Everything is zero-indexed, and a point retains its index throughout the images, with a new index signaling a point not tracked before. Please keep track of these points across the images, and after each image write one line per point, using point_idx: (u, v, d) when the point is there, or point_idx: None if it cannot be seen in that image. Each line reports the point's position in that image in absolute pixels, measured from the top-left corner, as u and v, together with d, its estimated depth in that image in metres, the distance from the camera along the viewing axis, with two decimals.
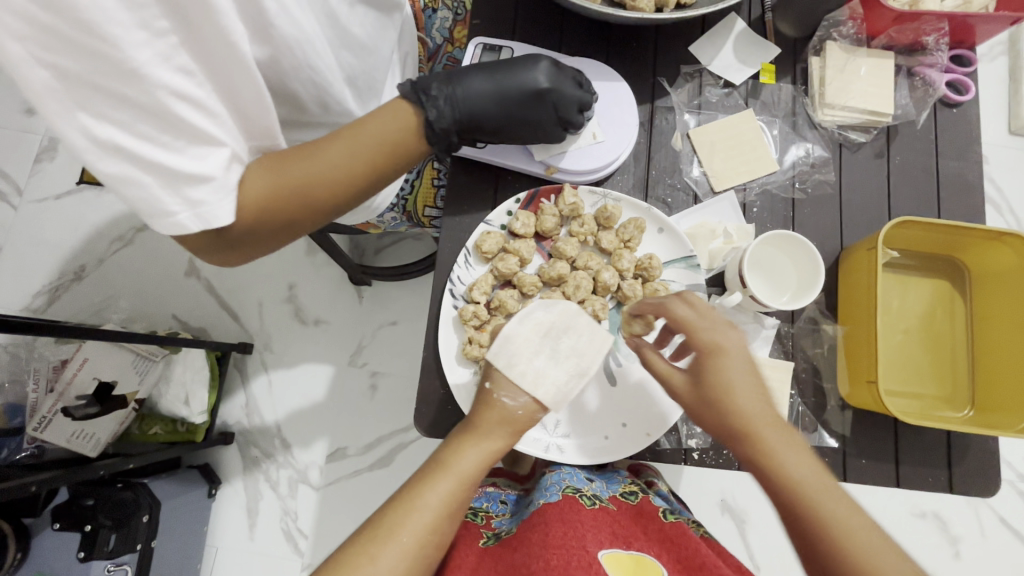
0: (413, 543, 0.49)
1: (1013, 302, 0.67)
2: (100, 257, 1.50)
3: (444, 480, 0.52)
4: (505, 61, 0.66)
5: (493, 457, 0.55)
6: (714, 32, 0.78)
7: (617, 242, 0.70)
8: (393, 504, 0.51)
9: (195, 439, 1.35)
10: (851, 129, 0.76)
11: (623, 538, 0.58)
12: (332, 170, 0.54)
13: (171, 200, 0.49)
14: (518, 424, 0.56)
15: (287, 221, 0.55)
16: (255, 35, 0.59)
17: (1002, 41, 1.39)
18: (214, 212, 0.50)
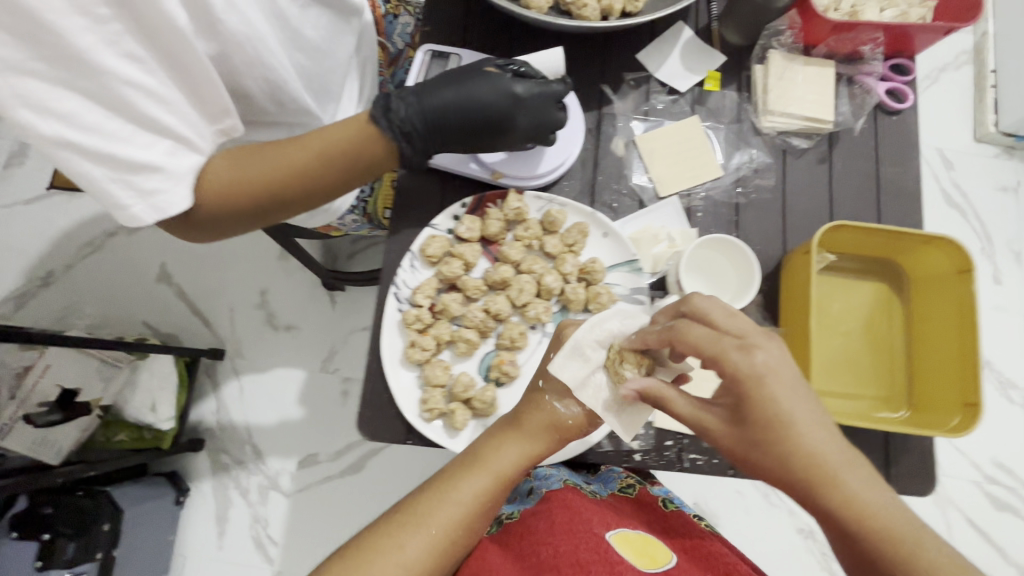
0: (442, 531, 0.56)
1: (944, 303, 0.68)
2: (69, 262, 1.49)
3: (480, 475, 0.59)
4: (476, 75, 0.64)
5: (529, 458, 0.60)
6: (661, 40, 0.79)
7: (561, 246, 0.71)
8: (432, 494, 0.58)
9: (163, 447, 1.32)
10: (793, 135, 0.77)
11: (628, 520, 0.67)
12: (292, 163, 0.57)
13: (122, 193, 0.51)
14: (562, 432, 0.61)
15: (247, 209, 0.57)
16: (201, 28, 0.57)
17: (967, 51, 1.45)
18: (169, 200, 0.53)
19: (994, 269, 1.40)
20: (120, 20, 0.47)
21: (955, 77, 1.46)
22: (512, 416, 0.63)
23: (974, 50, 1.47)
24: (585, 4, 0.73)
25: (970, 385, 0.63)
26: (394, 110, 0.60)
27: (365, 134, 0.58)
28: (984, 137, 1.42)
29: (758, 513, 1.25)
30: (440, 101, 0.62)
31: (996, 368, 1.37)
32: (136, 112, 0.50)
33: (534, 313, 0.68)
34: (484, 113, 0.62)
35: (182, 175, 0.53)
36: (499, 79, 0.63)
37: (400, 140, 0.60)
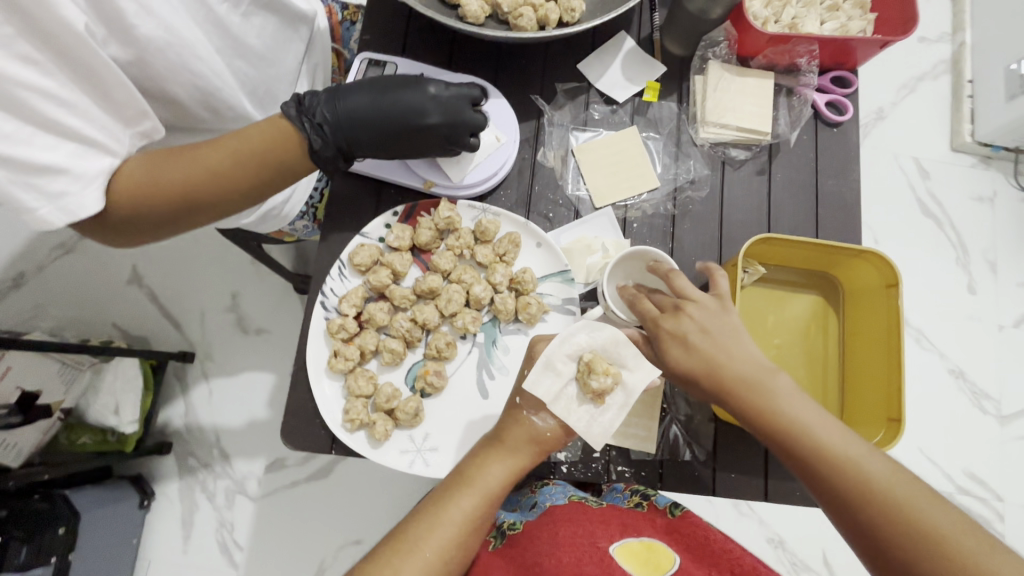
0: (435, 556, 0.55)
1: (872, 318, 0.68)
2: (40, 264, 1.43)
3: (468, 495, 0.58)
4: (394, 81, 0.67)
5: (516, 473, 0.60)
6: (603, 49, 0.79)
7: (492, 256, 0.71)
8: (420, 517, 0.57)
9: (126, 450, 1.27)
10: (732, 146, 0.77)
11: (633, 526, 0.63)
12: (210, 169, 0.56)
13: (29, 196, 0.51)
14: (544, 445, 0.61)
15: (163, 214, 0.56)
16: (116, 34, 0.57)
17: (944, 60, 1.43)
18: (78, 203, 0.52)
19: (969, 279, 1.35)
20: (11, 24, 0.47)
21: (933, 88, 1.44)
22: (494, 432, 0.62)
23: (952, 59, 1.45)
24: (522, 14, 0.72)
25: (894, 400, 0.62)
26: (310, 108, 0.62)
27: (281, 141, 0.59)
28: (961, 147, 1.40)
29: (728, 523, 1.23)
30: (357, 101, 0.64)
31: (970, 380, 1.32)
32: (38, 114, 0.50)
33: (461, 323, 0.68)
34: (400, 112, 0.65)
35: (91, 177, 0.52)
36: (416, 86, 0.67)
37: (313, 134, 0.61)
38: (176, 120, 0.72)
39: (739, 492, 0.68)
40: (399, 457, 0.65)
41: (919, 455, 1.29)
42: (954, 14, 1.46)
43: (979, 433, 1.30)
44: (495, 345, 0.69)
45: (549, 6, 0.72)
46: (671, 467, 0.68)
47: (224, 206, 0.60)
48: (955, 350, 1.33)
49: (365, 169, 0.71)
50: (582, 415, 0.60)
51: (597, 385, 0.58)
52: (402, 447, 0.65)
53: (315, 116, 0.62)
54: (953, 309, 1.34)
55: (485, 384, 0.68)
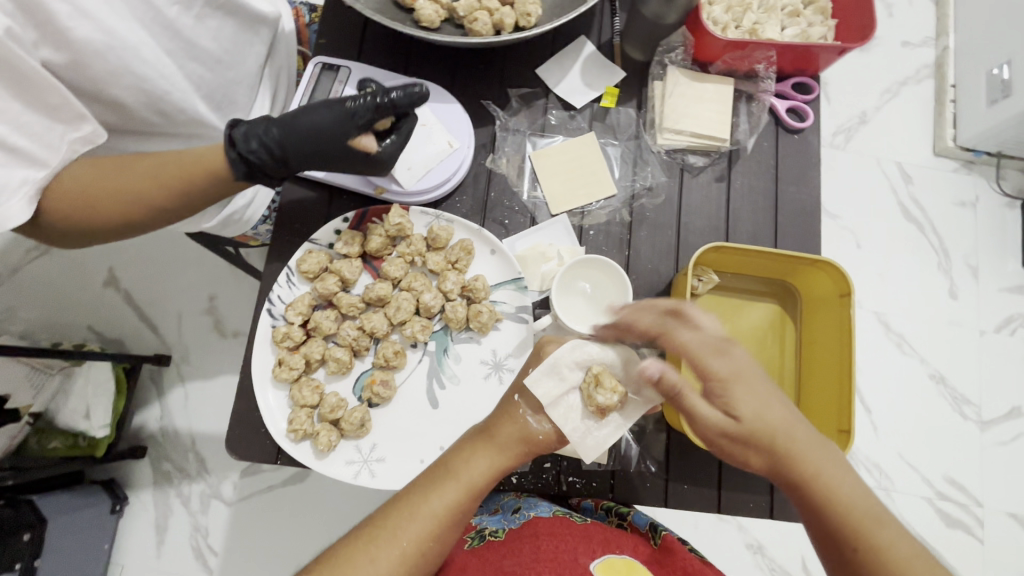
0: (411, 549, 0.52)
1: (826, 327, 0.68)
2: (14, 266, 1.40)
3: (452, 488, 0.54)
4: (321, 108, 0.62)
5: (501, 471, 0.57)
6: (563, 54, 0.78)
7: (444, 263, 0.70)
8: (399, 505, 0.54)
9: (97, 455, 1.24)
10: (689, 152, 0.76)
11: (615, 544, 0.62)
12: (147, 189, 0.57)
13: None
14: (533, 446, 0.58)
15: (99, 227, 0.57)
16: (49, 37, 0.57)
17: (928, 65, 1.42)
18: (4, 213, 0.51)
19: (951, 284, 1.35)
20: None
21: (917, 92, 1.43)
22: (484, 426, 0.59)
23: (935, 64, 1.44)
24: (477, 18, 0.71)
25: (844, 412, 0.62)
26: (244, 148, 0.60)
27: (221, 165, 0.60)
28: (944, 152, 1.39)
29: (707, 530, 1.21)
30: (285, 136, 0.61)
31: (951, 385, 1.31)
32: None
33: (409, 331, 0.67)
34: (335, 141, 0.62)
35: (15, 187, 0.52)
36: (344, 106, 0.63)
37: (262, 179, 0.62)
38: (124, 124, 0.71)
39: (692, 502, 0.67)
40: (345, 467, 0.64)
41: (899, 460, 1.28)
42: (938, 18, 1.45)
43: (960, 439, 1.29)
44: (446, 354, 0.68)
45: (504, 11, 0.71)
46: (622, 476, 0.67)
47: (160, 220, 0.61)
48: (936, 355, 1.32)
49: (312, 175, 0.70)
50: (579, 426, 0.59)
51: (601, 401, 0.58)
52: (348, 458, 0.64)
53: (248, 156, 0.60)
54: (934, 314, 1.34)
55: (435, 393, 0.67)
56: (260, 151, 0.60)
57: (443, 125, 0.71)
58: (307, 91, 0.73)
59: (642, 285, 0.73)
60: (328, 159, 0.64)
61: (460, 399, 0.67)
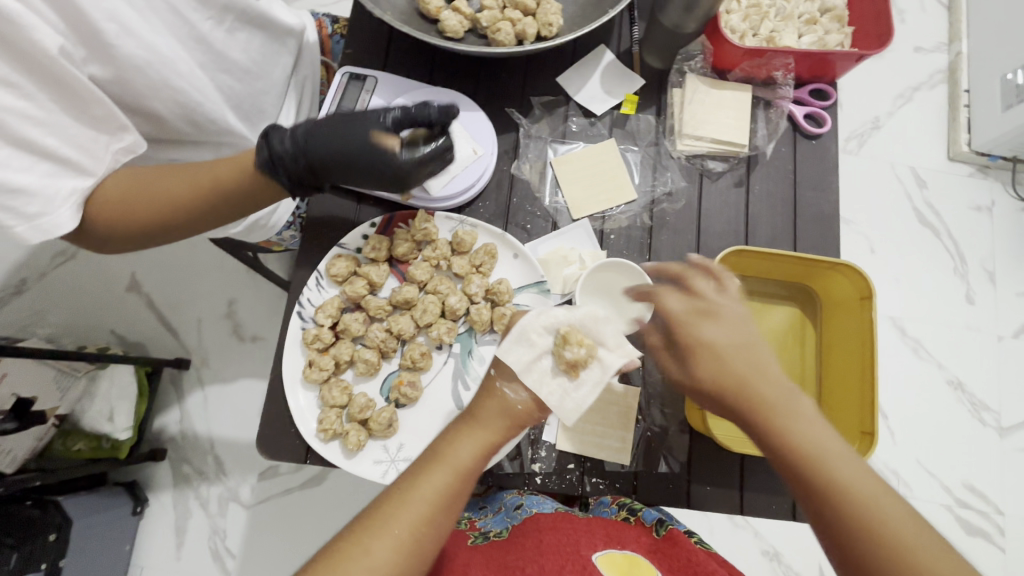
0: (406, 538, 0.48)
1: (847, 330, 0.69)
2: (42, 271, 1.43)
3: (439, 471, 0.51)
4: (362, 119, 0.63)
5: (489, 449, 0.54)
6: (583, 62, 0.79)
7: (469, 267, 0.72)
8: (389, 494, 0.50)
9: (120, 456, 1.25)
10: (709, 158, 0.77)
11: (616, 539, 0.62)
12: (185, 194, 0.60)
13: (4, 217, 0.52)
14: (516, 419, 0.56)
15: (142, 232, 0.60)
16: (95, 53, 0.59)
17: (941, 70, 1.43)
18: (54, 222, 0.54)
19: (967, 289, 1.34)
20: None
21: (930, 97, 1.43)
22: (466, 410, 0.57)
23: (948, 69, 1.44)
24: (500, 29, 0.73)
25: (867, 414, 0.62)
26: (279, 157, 0.60)
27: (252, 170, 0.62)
28: (958, 157, 1.39)
29: (722, 535, 1.20)
30: (322, 142, 0.61)
31: (969, 391, 1.30)
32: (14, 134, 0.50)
33: (436, 333, 0.68)
34: (373, 151, 0.62)
35: (64, 197, 0.54)
36: (382, 117, 0.63)
37: (288, 181, 0.61)
38: (159, 134, 0.73)
39: (715, 504, 0.68)
40: (373, 467, 0.65)
41: (917, 466, 1.27)
42: (950, 24, 1.46)
43: (979, 446, 1.28)
44: (471, 355, 0.70)
45: (526, 21, 0.73)
46: (645, 479, 0.68)
47: (198, 224, 0.63)
48: (954, 360, 1.31)
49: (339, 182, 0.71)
50: (555, 389, 0.57)
51: (571, 356, 0.57)
52: (376, 458, 0.66)
53: (285, 165, 0.60)
54: (951, 319, 1.33)
55: (460, 395, 0.68)
56: (294, 153, 0.60)
57: (468, 132, 0.73)
58: (335, 100, 0.75)
59: None
60: (366, 171, 0.63)
61: None
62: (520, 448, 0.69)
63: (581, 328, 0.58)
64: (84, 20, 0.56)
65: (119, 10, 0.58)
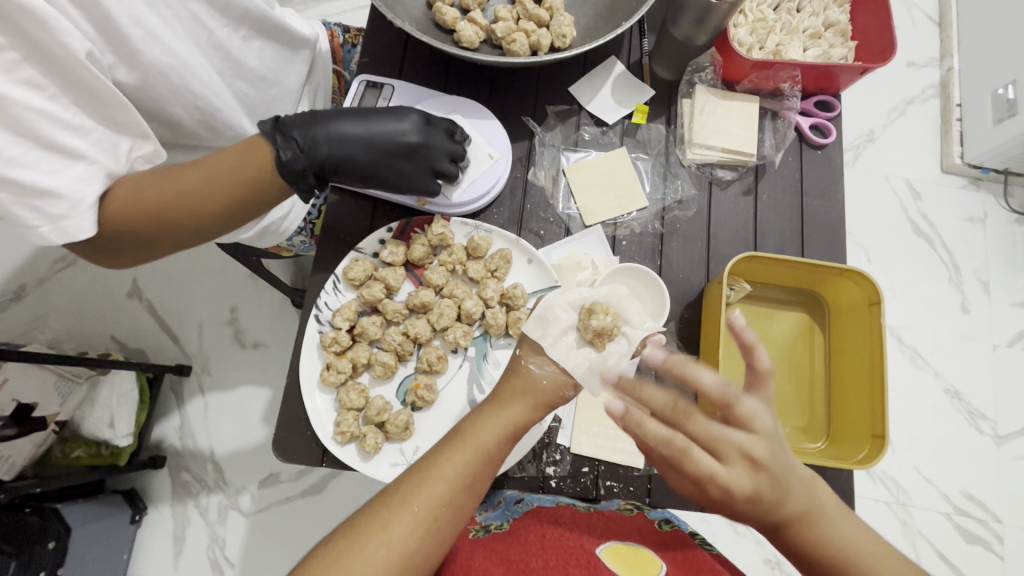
0: (425, 514, 0.48)
1: (855, 335, 0.70)
2: (42, 276, 1.37)
3: (461, 451, 0.51)
4: (377, 109, 0.68)
5: (515, 429, 0.53)
6: (594, 73, 0.81)
7: (484, 272, 0.73)
8: (409, 471, 0.51)
9: (120, 463, 1.20)
10: (718, 166, 0.79)
11: (618, 534, 0.61)
12: (183, 192, 0.56)
13: (30, 216, 0.51)
14: (544, 397, 0.55)
15: (149, 236, 0.57)
16: (120, 58, 0.60)
17: (933, 85, 1.46)
18: (76, 226, 0.53)
19: (962, 299, 1.36)
20: (17, 49, 0.49)
21: (923, 111, 1.47)
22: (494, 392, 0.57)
23: (940, 84, 1.48)
24: (514, 39, 0.74)
25: (877, 418, 0.64)
26: (286, 126, 0.61)
27: (250, 163, 0.58)
28: (951, 169, 1.42)
29: (725, 543, 1.20)
30: (330, 115, 0.64)
31: (966, 400, 1.32)
32: (42, 134, 0.51)
33: (452, 336, 0.69)
34: (384, 135, 0.66)
35: (84, 200, 0.53)
36: (399, 109, 0.68)
37: (284, 147, 0.60)
38: (177, 138, 0.74)
39: None
40: (389, 470, 0.66)
41: (917, 474, 1.28)
42: (942, 41, 1.50)
43: (976, 454, 1.29)
44: (486, 358, 0.70)
45: (541, 32, 0.74)
46: (658, 482, 0.69)
47: (206, 227, 0.60)
48: (950, 369, 1.33)
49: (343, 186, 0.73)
50: (582, 360, 0.57)
51: (597, 324, 0.58)
52: (392, 461, 0.66)
53: (291, 133, 0.61)
54: (947, 328, 1.35)
55: (475, 398, 0.68)
56: (301, 118, 0.62)
57: (484, 140, 0.74)
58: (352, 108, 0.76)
59: (673, 295, 0.75)
60: (372, 151, 0.65)
61: None
62: (536, 451, 0.70)
63: (606, 302, 0.60)
64: (112, 26, 0.57)
65: (145, 16, 0.59)
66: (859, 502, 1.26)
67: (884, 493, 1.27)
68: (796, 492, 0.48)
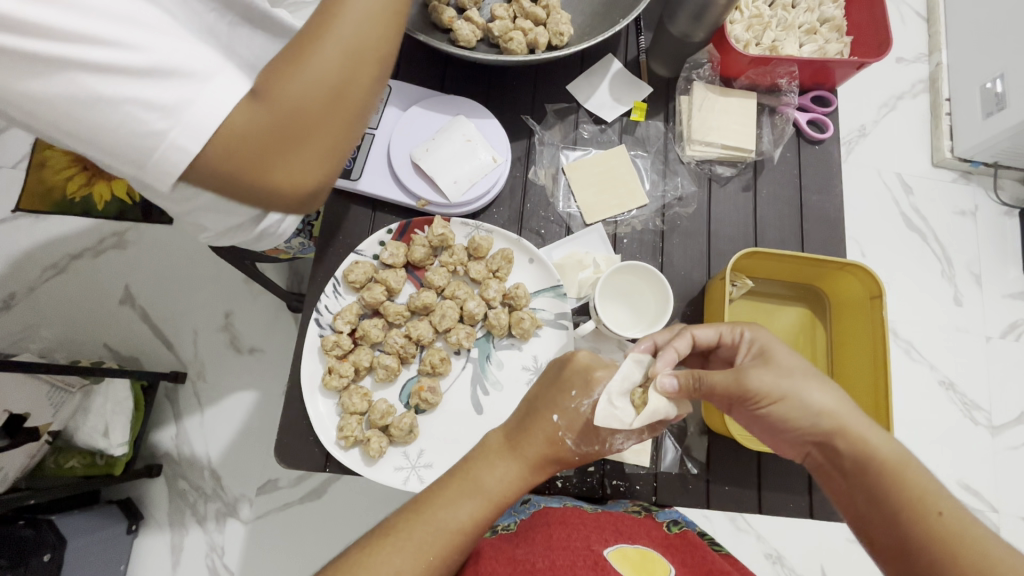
0: (437, 561, 0.50)
1: (858, 328, 0.70)
2: (32, 284, 1.34)
3: (476, 503, 0.52)
4: None
5: (523, 483, 0.55)
6: (591, 71, 0.81)
7: (485, 272, 0.72)
8: (419, 515, 0.51)
9: (114, 473, 1.16)
10: (717, 162, 0.79)
11: (627, 534, 0.61)
12: (330, 28, 0.48)
13: (146, 116, 0.44)
14: (559, 461, 0.57)
15: (314, 89, 0.48)
16: None
17: (922, 80, 1.48)
18: (204, 113, 0.45)
19: (956, 292, 1.38)
20: None
21: (913, 106, 1.48)
22: (508, 437, 0.57)
23: (929, 79, 1.49)
24: (512, 38, 0.73)
25: (882, 410, 0.64)
26: None
27: None
28: (942, 163, 1.43)
29: (727, 540, 1.20)
30: None
31: (961, 391, 1.33)
32: (106, 8, 0.42)
33: (454, 338, 0.69)
34: None
35: (198, 79, 0.44)
36: None
37: None
38: None
39: (733, 504, 0.69)
40: (393, 475, 0.65)
41: None
42: (929, 36, 1.52)
43: (972, 445, 1.30)
44: (490, 360, 0.70)
45: (538, 30, 0.73)
46: (665, 479, 0.69)
47: (360, 66, 0.50)
48: (944, 361, 1.34)
49: (340, 186, 0.72)
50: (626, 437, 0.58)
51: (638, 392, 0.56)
52: (396, 464, 0.65)
53: None
54: (940, 322, 1.36)
55: (479, 399, 0.68)
56: None
57: (484, 141, 0.74)
58: None
59: (675, 292, 0.75)
60: None
61: (505, 402, 0.68)
62: None
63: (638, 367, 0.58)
64: None
65: None
66: None
67: None
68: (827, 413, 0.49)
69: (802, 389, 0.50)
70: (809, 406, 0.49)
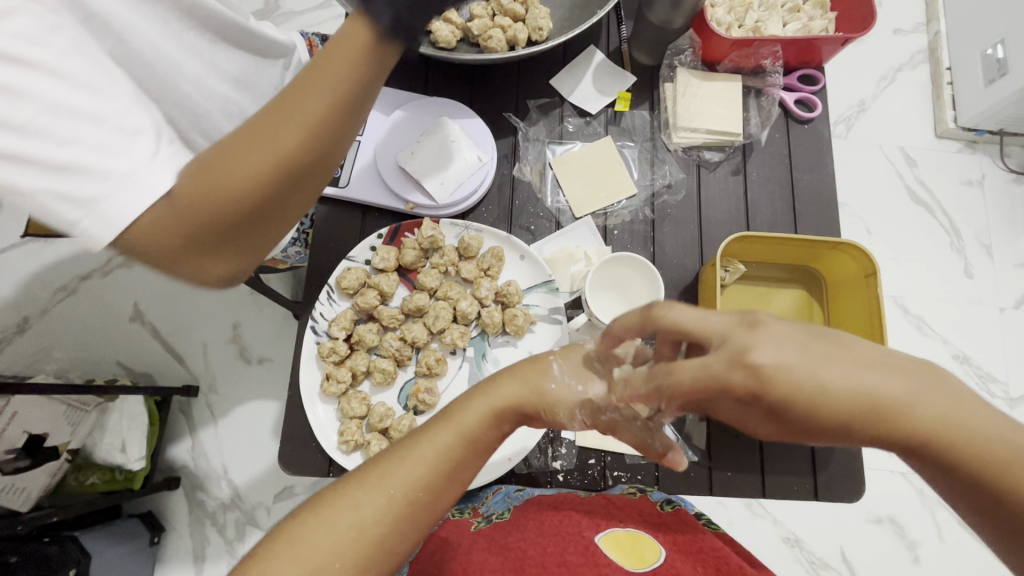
0: (399, 496, 0.46)
1: (854, 307, 0.69)
2: (44, 307, 1.37)
3: (443, 431, 0.49)
4: None
5: (500, 414, 0.51)
6: (574, 64, 0.81)
7: (477, 271, 0.73)
8: (388, 452, 0.49)
9: (134, 488, 1.17)
10: (704, 149, 0.78)
11: (617, 517, 0.61)
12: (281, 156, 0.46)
13: (65, 207, 0.42)
14: (542, 400, 0.52)
15: (256, 209, 0.47)
16: None
17: (921, 50, 1.45)
18: (114, 207, 0.43)
19: (966, 264, 1.35)
20: None
21: (913, 77, 1.45)
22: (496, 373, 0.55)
23: (928, 49, 1.46)
24: (491, 36, 0.73)
25: None
26: None
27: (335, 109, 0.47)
28: (946, 133, 1.40)
29: (742, 527, 1.19)
30: None
31: (975, 364, 1.31)
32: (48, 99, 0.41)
33: (449, 338, 0.69)
34: None
35: (123, 175, 0.43)
36: None
37: None
38: None
39: (737, 490, 0.69)
40: None
41: None
42: (927, 5, 1.48)
43: None
44: (484, 358, 0.71)
45: (517, 27, 0.73)
46: (666, 469, 0.69)
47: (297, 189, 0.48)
48: (958, 335, 1.32)
49: (329, 194, 0.73)
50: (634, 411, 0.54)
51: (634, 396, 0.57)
52: None
53: None
54: (950, 294, 1.34)
55: None
56: None
57: (470, 142, 0.74)
58: None
59: (669, 279, 0.74)
60: None
61: None
62: (542, 445, 0.70)
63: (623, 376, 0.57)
64: None
65: None
66: (869, 475, 1.20)
67: (898, 464, 1.21)
68: (863, 404, 0.39)
69: (825, 384, 0.39)
70: (841, 411, 0.39)
